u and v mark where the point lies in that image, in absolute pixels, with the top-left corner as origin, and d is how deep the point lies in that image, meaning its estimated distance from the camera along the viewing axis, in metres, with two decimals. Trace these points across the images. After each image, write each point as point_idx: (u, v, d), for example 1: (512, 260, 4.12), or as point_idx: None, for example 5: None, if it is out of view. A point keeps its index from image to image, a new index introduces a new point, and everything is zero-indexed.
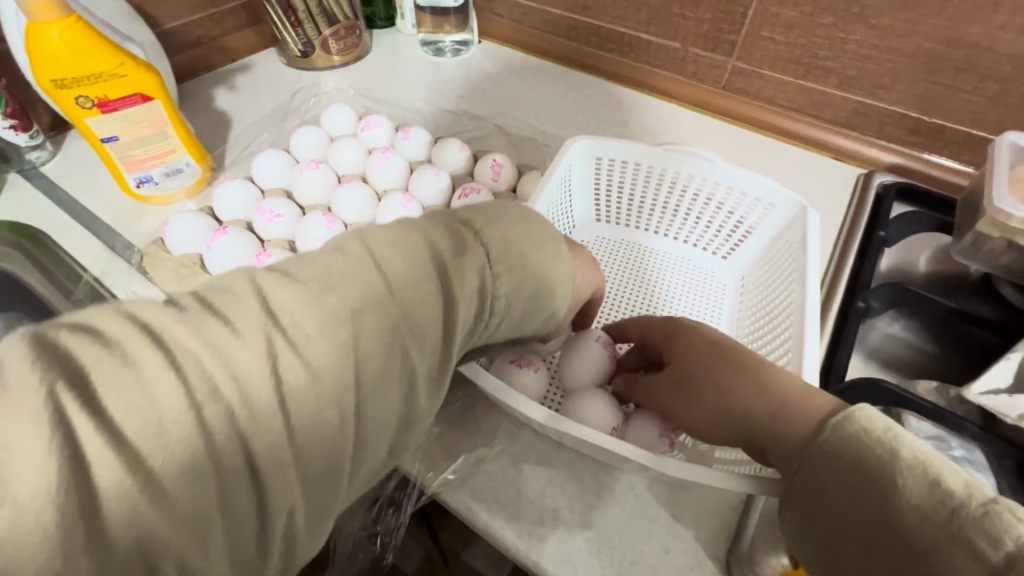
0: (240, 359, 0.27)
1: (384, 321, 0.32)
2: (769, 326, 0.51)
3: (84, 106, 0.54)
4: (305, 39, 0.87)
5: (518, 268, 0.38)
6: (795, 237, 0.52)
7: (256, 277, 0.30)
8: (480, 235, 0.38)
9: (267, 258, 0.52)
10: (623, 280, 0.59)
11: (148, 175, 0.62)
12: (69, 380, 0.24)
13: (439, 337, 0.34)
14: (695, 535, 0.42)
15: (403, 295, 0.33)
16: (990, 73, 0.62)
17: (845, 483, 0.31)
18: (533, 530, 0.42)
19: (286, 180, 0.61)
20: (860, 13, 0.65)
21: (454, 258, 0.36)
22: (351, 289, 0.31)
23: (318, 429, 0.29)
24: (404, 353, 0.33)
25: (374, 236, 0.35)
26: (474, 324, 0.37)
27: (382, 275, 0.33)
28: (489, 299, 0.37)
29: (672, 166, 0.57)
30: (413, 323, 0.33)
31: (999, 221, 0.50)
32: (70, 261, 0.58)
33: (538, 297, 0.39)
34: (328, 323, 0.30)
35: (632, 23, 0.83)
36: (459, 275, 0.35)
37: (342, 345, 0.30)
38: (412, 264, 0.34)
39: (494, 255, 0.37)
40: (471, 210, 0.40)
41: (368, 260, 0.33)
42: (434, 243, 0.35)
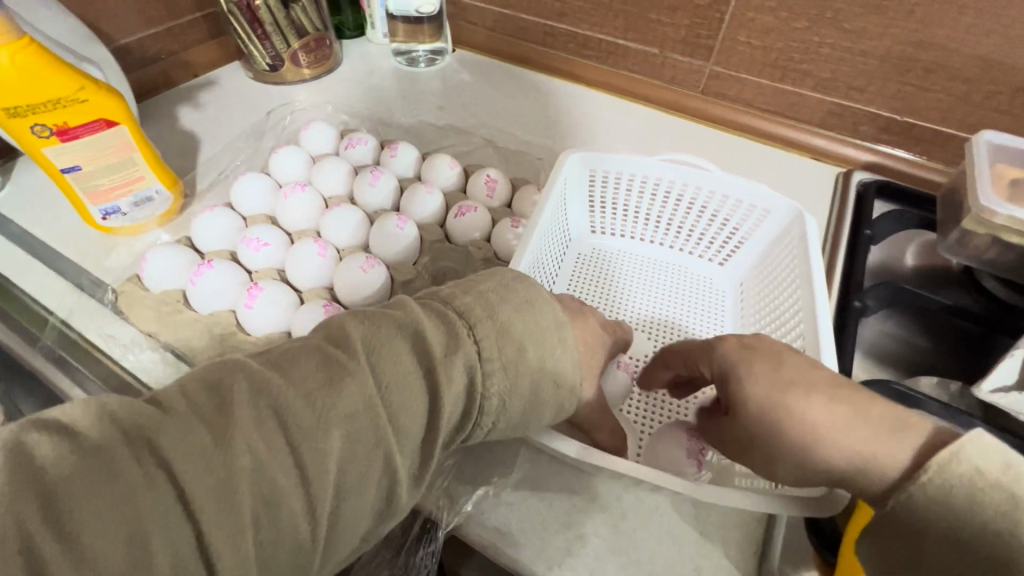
0: (182, 459, 0.28)
1: (356, 432, 0.32)
2: (775, 333, 0.52)
3: (41, 135, 0.50)
4: (273, 53, 0.83)
5: (512, 365, 0.36)
6: (794, 244, 0.52)
7: (236, 377, 0.32)
8: (474, 330, 0.36)
9: (259, 293, 0.49)
10: (624, 291, 0.59)
11: (115, 206, 0.57)
12: (49, 505, 0.26)
13: (421, 437, 0.35)
14: (722, 552, 0.41)
15: (389, 398, 0.33)
16: (958, 73, 0.65)
17: (945, 524, 0.30)
18: (560, 561, 0.40)
19: (268, 204, 0.58)
20: (833, 17, 0.67)
21: (443, 357, 0.35)
22: (327, 400, 0.32)
23: (284, 541, 0.30)
24: (383, 456, 0.33)
25: (349, 332, 0.35)
26: (462, 423, 0.36)
27: (371, 377, 0.33)
28: (478, 397, 0.35)
29: (665, 176, 0.57)
30: (394, 423, 0.33)
31: (984, 219, 0.52)
32: (31, 302, 0.53)
33: (535, 387, 0.37)
34: (306, 432, 0.31)
35: (609, 29, 0.83)
36: (446, 374, 0.34)
37: (315, 459, 0.31)
38: (397, 364, 0.34)
39: (486, 351, 0.36)
40: (453, 287, 0.39)
41: (359, 361, 0.34)
42: (422, 339, 0.35)
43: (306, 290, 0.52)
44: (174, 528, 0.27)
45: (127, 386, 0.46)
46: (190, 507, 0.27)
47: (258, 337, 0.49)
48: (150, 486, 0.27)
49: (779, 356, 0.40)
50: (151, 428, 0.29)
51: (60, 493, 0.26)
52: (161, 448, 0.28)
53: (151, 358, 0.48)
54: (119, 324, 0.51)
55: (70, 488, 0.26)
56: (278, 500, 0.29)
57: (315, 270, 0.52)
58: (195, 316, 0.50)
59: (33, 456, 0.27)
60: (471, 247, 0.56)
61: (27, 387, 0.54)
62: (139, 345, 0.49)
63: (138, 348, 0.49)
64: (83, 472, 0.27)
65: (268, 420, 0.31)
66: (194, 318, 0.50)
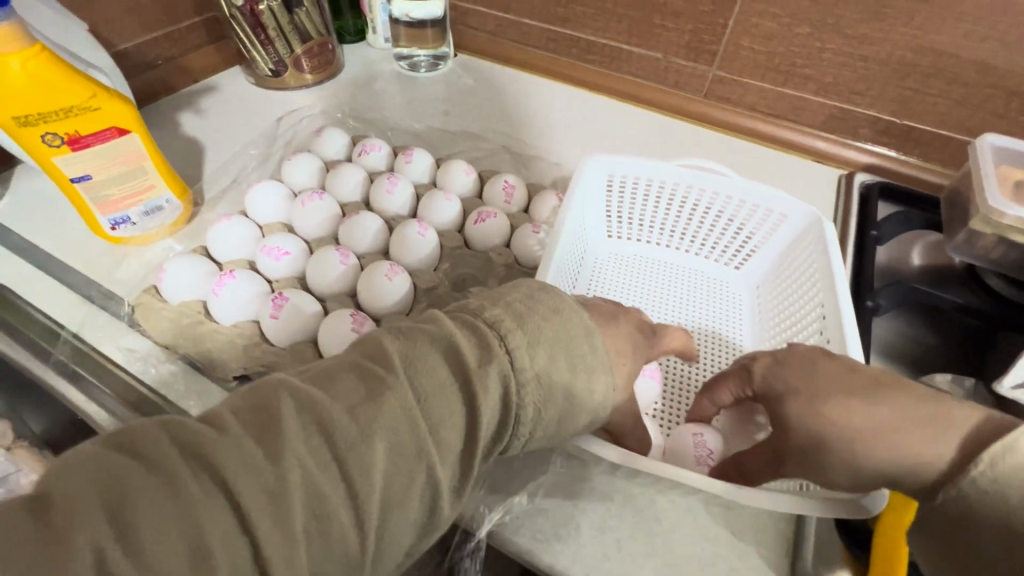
0: (239, 479, 0.27)
1: (398, 443, 0.31)
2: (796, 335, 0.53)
3: (52, 144, 0.48)
4: (276, 58, 0.82)
5: (546, 375, 0.34)
6: (811, 247, 0.53)
7: (287, 393, 0.31)
8: (505, 340, 0.34)
9: (285, 304, 0.48)
10: (644, 295, 0.59)
11: (125, 216, 0.56)
12: (104, 524, 0.25)
13: (461, 447, 0.33)
14: (757, 551, 0.42)
15: (429, 410, 0.32)
16: (956, 77, 0.66)
17: (988, 512, 0.31)
18: (598, 564, 0.41)
19: (283, 212, 0.57)
20: (835, 23, 0.68)
21: (478, 367, 0.33)
22: (370, 416, 0.31)
23: (334, 553, 0.29)
24: (425, 467, 0.32)
25: (391, 346, 0.34)
26: (499, 434, 0.34)
27: (410, 391, 0.32)
28: (513, 407, 0.34)
29: (682, 182, 0.58)
30: (435, 433, 0.32)
31: (991, 219, 0.53)
32: (40, 316, 0.51)
33: (569, 396, 0.35)
34: (351, 447, 0.30)
35: (612, 34, 0.83)
36: (482, 386, 0.33)
37: (360, 473, 0.30)
38: (433, 375, 0.33)
39: (519, 361, 0.34)
40: (484, 298, 0.38)
41: (396, 375, 0.33)
42: (458, 350, 0.34)
43: (328, 298, 0.52)
44: (228, 547, 0.26)
45: (150, 402, 0.45)
46: (243, 531, 0.27)
47: (284, 347, 0.48)
48: (209, 506, 0.27)
49: (815, 364, 0.41)
50: (203, 448, 0.28)
51: (119, 513, 0.25)
52: (216, 467, 0.28)
53: (168, 371, 0.47)
54: (134, 337, 0.50)
55: (126, 511, 0.26)
56: (329, 515, 0.29)
57: (338, 278, 0.51)
58: (217, 328, 0.50)
59: (92, 471, 0.26)
60: (491, 253, 0.56)
61: (37, 403, 0.52)
62: (158, 358, 0.48)
63: (156, 361, 0.47)
64: (143, 492, 0.26)
65: (314, 434, 0.30)
66: (215, 329, 0.50)
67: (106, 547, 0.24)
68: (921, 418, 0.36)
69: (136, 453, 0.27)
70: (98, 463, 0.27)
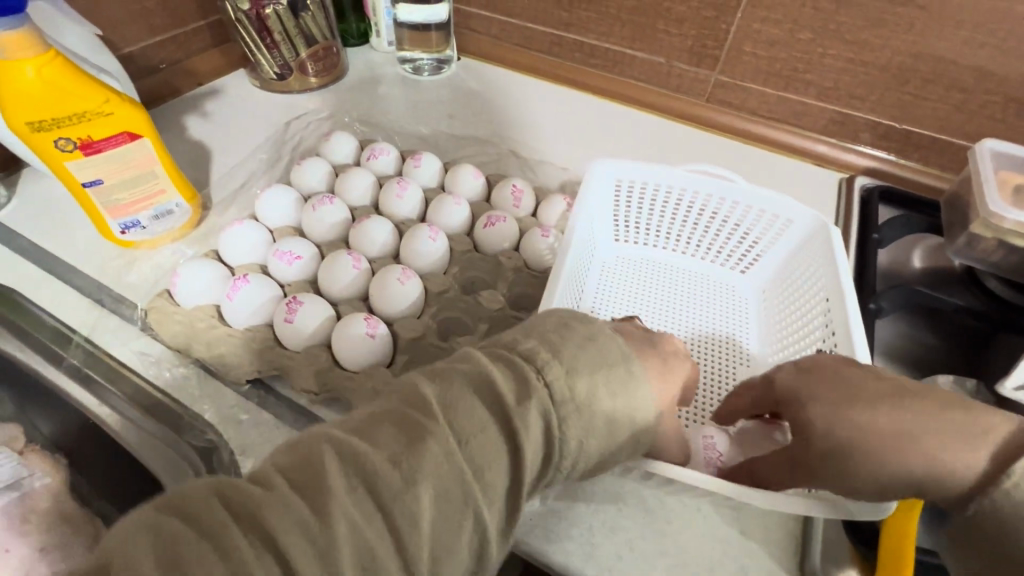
0: (285, 539, 0.28)
1: (444, 490, 0.31)
2: (805, 336, 0.53)
3: (65, 149, 0.49)
4: (281, 61, 0.82)
5: (586, 408, 0.34)
6: (818, 250, 0.54)
7: (330, 444, 0.32)
8: (543, 374, 0.35)
9: (300, 308, 0.49)
10: (653, 298, 0.60)
11: (135, 220, 0.56)
12: None
13: (507, 489, 0.33)
14: (767, 552, 0.42)
15: (472, 454, 0.32)
16: (955, 83, 0.68)
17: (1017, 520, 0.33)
18: (611, 564, 0.41)
19: (293, 216, 0.58)
20: (836, 30, 0.69)
21: (517, 406, 0.33)
22: (413, 464, 0.31)
23: None
24: (472, 512, 0.32)
25: (428, 388, 0.34)
26: (543, 472, 0.34)
27: (452, 434, 0.33)
28: (556, 443, 0.34)
29: (690, 187, 0.58)
30: (480, 477, 0.32)
31: (991, 223, 0.55)
32: (52, 320, 0.52)
33: (610, 426, 0.35)
34: (397, 497, 0.30)
35: (615, 39, 0.84)
36: (523, 425, 0.33)
37: (408, 522, 0.30)
38: (474, 419, 0.33)
39: (558, 394, 0.34)
40: (520, 332, 0.38)
41: (438, 419, 0.33)
42: (496, 389, 0.34)
43: (341, 301, 0.52)
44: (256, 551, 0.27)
45: (161, 404, 0.47)
46: (275, 557, 0.28)
47: (297, 351, 0.49)
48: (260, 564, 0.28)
49: (839, 374, 0.41)
50: (255, 509, 0.29)
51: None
52: (266, 530, 0.28)
53: (181, 376, 0.48)
54: (147, 341, 0.51)
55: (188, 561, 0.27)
56: (377, 568, 0.29)
57: (351, 282, 0.52)
58: (230, 331, 0.49)
59: (149, 537, 0.27)
60: (501, 257, 0.56)
61: (46, 405, 0.52)
62: (170, 362, 0.49)
63: (168, 365, 0.49)
64: (196, 553, 0.27)
65: (359, 489, 0.30)
66: (228, 332, 0.49)
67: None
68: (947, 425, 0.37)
69: (188, 516, 0.29)
70: (154, 531, 0.28)
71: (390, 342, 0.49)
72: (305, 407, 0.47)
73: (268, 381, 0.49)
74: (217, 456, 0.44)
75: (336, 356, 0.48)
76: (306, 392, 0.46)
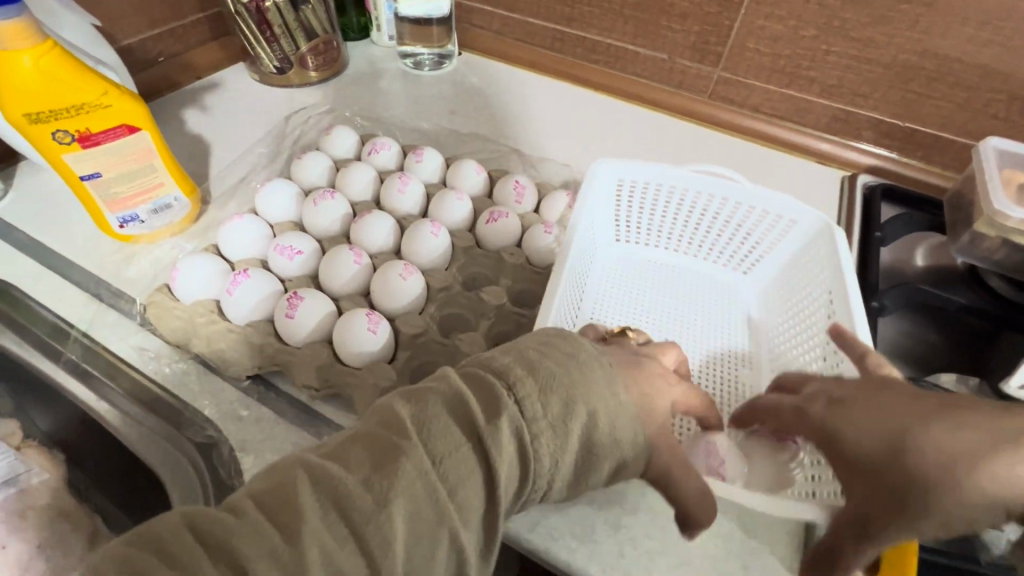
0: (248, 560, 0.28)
1: (417, 510, 0.31)
2: (806, 335, 0.54)
3: (62, 141, 0.48)
4: (281, 55, 0.82)
5: (561, 423, 0.34)
6: (822, 250, 0.54)
7: (305, 466, 0.32)
8: (515, 391, 0.34)
9: (300, 303, 0.48)
10: (653, 298, 0.60)
11: (133, 214, 0.56)
12: None
13: (483, 508, 0.33)
14: (771, 550, 0.42)
15: (445, 473, 0.32)
16: (959, 82, 0.67)
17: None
18: (614, 561, 0.41)
19: (293, 210, 0.57)
20: (840, 26, 0.69)
21: (487, 424, 0.33)
22: (385, 485, 0.31)
23: None
24: (447, 532, 0.31)
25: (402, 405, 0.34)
26: (519, 490, 0.34)
27: (425, 454, 0.32)
28: (530, 461, 0.33)
29: (692, 186, 0.58)
30: (455, 496, 0.32)
31: (997, 221, 0.55)
32: (50, 314, 0.51)
33: (583, 441, 0.35)
34: (371, 521, 0.30)
35: (619, 35, 0.83)
36: (495, 445, 0.33)
37: (380, 545, 0.30)
38: (446, 438, 0.33)
39: (530, 411, 0.34)
40: (506, 350, 0.38)
41: (411, 438, 0.33)
42: (467, 406, 0.34)
43: (342, 297, 0.51)
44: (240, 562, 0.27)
45: (161, 399, 0.46)
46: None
47: (298, 346, 0.48)
48: None
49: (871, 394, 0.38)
50: (228, 540, 0.29)
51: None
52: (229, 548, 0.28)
53: (179, 372, 0.48)
54: (145, 336, 0.50)
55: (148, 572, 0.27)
56: None
57: (352, 277, 0.51)
58: (231, 326, 0.49)
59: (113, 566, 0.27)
60: (503, 253, 0.56)
61: (43, 399, 0.52)
62: (170, 357, 0.49)
63: (169, 360, 0.48)
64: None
65: (332, 513, 0.30)
66: (228, 327, 0.49)
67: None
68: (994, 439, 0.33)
69: (163, 553, 0.28)
70: (126, 567, 0.27)
71: (391, 338, 0.48)
72: (307, 402, 0.47)
73: (269, 376, 0.49)
74: (216, 452, 0.44)
75: (337, 352, 0.48)
76: (307, 387, 0.46)
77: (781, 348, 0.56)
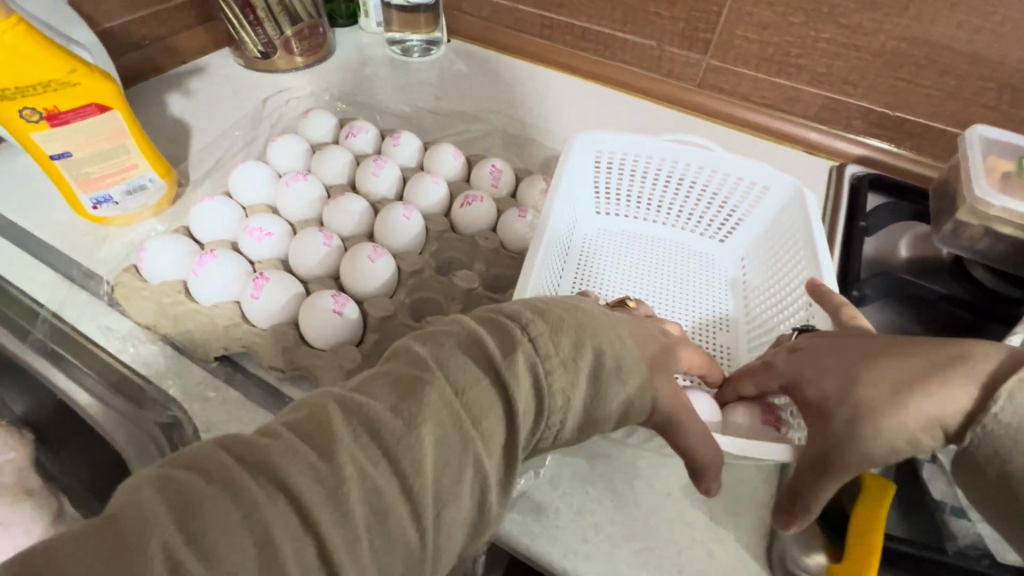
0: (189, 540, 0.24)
1: (445, 437, 0.29)
2: (779, 299, 0.55)
3: (30, 119, 0.48)
4: (265, 39, 0.80)
5: (574, 360, 0.32)
6: (794, 215, 0.55)
7: (313, 407, 0.30)
8: (528, 329, 0.33)
9: (266, 283, 0.48)
10: (633, 267, 0.61)
11: (106, 195, 0.55)
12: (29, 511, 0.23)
13: (506, 438, 0.31)
14: (736, 538, 0.42)
15: (468, 404, 0.30)
16: (948, 69, 0.64)
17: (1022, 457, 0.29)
18: (578, 547, 0.41)
19: (266, 193, 0.57)
20: (830, 12, 0.66)
21: (504, 358, 0.31)
22: (413, 411, 0.29)
23: (394, 551, 0.27)
24: (473, 460, 0.29)
25: (410, 352, 0.32)
26: (537, 424, 0.32)
27: (448, 384, 0.30)
28: (546, 396, 0.31)
29: (669, 157, 0.59)
30: (479, 425, 0.30)
31: (979, 209, 0.54)
32: (20, 295, 0.51)
33: (599, 376, 0.33)
34: (399, 443, 0.28)
35: (607, 22, 0.81)
36: (515, 377, 0.31)
37: (410, 467, 0.28)
38: (466, 370, 0.31)
39: (543, 348, 0.32)
40: (522, 303, 0.36)
41: (435, 370, 0.31)
42: (483, 343, 0.32)
43: (312, 280, 0.51)
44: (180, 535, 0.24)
45: (129, 379, 0.46)
46: (286, 494, 0.26)
47: (264, 328, 0.48)
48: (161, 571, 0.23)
49: (831, 347, 0.39)
50: (265, 458, 0.27)
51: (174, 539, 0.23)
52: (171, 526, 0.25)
53: (149, 351, 0.48)
54: (114, 317, 0.50)
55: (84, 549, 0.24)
56: (385, 509, 0.27)
57: (320, 260, 0.51)
58: (198, 307, 0.49)
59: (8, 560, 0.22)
60: (477, 238, 0.55)
61: (15, 382, 0.52)
62: (138, 338, 0.48)
63: (136, 341, 0.48)
64: (186, 514, 0.24)
65: (363, 436, 0.28)
66: (196, 308, 0.49)
67: (177, 550, 0.23)
68: (925, 365, 0.34)
69: (198, 467, 0.26)
70: (160, 480, 0.25)
71: (358, 320, 0.48)
72: (274, 385, 0.47)
73: (236, 358, 0.49)
74: (179, 431, 0.43)
75: (304, 333, 0.47)
76: (273, 368, 0.46)
77: (757, 313, 0.58)
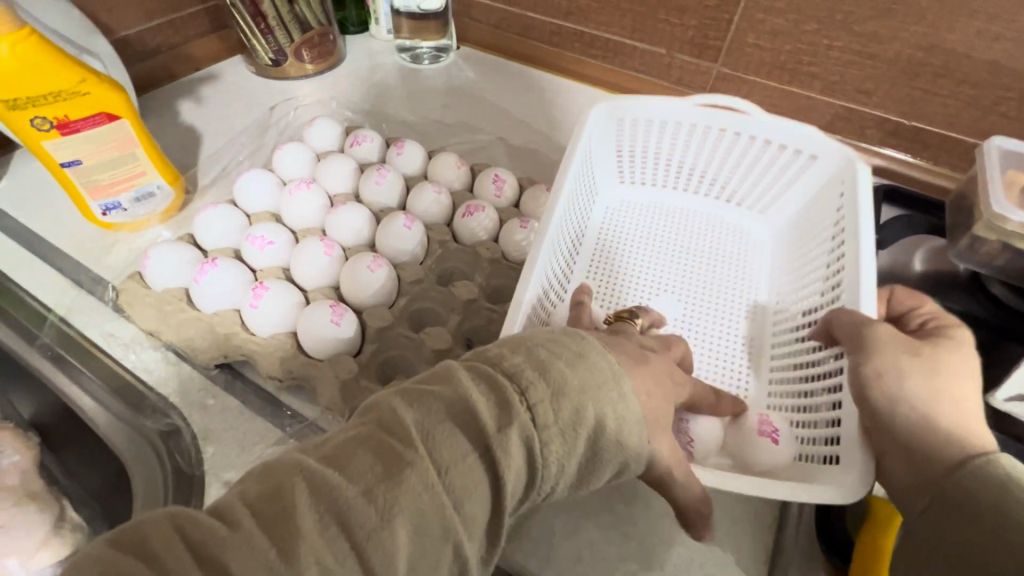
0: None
1: (423, 524, 0.28)
2: (812, 270, 0.57)
3: (41, 128, 0.49)
4: (275, 47, 0.81)
5: (572, 430, 0.31)
6: (836, 188, 0.56)
7: (284, 468, 0.29)
8: (527, 396, 0.31)
9: (265, 293, 0.48)
10: (659, 236, 0.64)
11: (116, 202, 0.56)
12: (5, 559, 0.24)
13: (488, 517, 0.30)
14: (736, 561, 0.41)
15: (452, 484, 0.29)
16: (967, 78, 0.62)
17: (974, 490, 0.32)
18: (570, 567, 0.40)
19: (272, 202, 0.57)
20: (843, 20, 0.64)
21: (496, 433, 0.30)
22: (390, 497, 0.28)
23: None
24: (452, 547, 0.28)
25: (391, 405, 0.31)
26: (524, 496, 0.31)
27: (431, 465, 0.29)
28: (538, 470, 0.30)
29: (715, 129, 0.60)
30: (460, 509, 0.29)
31: (995, 225, 0.52)
32: (29, 299, 0.52)
33: (595, 444, 0.32)
34: (371, 534, 0.27)
35: (617, 29, 0.80)
36: (504, 453, 0.29)
37: (382, 562, 0.27)
38: (453, 445, 0.29)
39: (541, 418, 0.30)
40: (508, 346, 0.34)
41: (423, 453, 0.29)
42: (475, 413, 0.30)
43: (312, 289, 0.51)
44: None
45: (133, 387, 0.47)
46: None
47: (263, 337, 0.48)
48: None
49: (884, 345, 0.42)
50: (219, 545, 0.26)
51: None
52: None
53: (152, 358, 0.48)
54: (119, 323, 0.51)
55: None
56: None
57: (322, 269, 0.51)
58: (199, 315, 0.49)
59: None
60: (479, 247, 0.55)
61: (22, 386, 0.53)
62: (142, 345, 0.49)
63: (139, 348, 0.49)
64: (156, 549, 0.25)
65: (332, 526, 0.27)
66: (198, 316, 0.49)
67: None
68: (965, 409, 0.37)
69: (148, 556, 0.25)
70: (110, 569, 0.24)
71: (356, 331, 0.48)
72: (273, 393, 0.47)
73: (237, 366, 0.49)
74: (178, 440, 0.44)
75: (301, 344, 0.47)
76: (272, 378, 0.46)
77: (786, 284, 0.60)
